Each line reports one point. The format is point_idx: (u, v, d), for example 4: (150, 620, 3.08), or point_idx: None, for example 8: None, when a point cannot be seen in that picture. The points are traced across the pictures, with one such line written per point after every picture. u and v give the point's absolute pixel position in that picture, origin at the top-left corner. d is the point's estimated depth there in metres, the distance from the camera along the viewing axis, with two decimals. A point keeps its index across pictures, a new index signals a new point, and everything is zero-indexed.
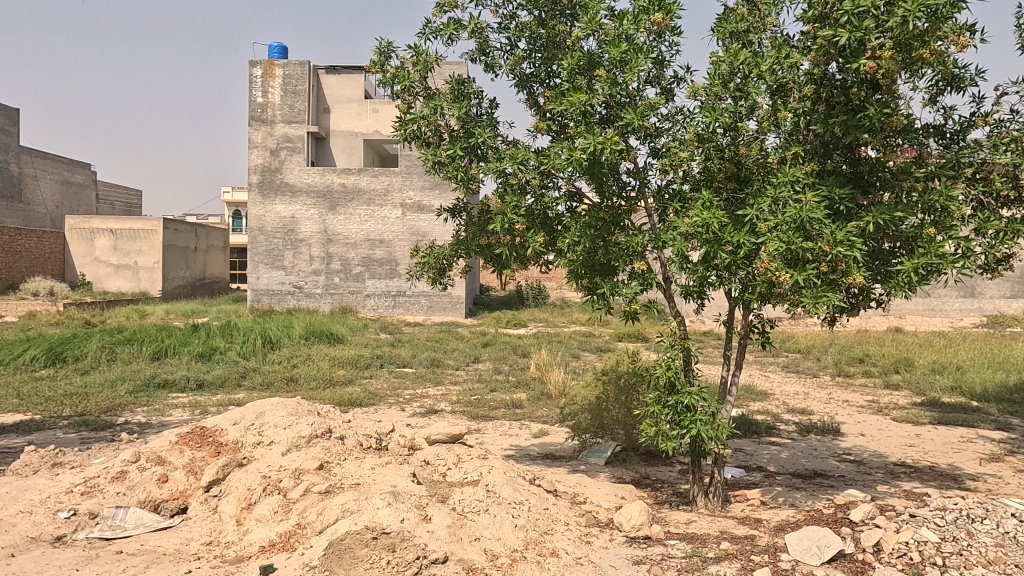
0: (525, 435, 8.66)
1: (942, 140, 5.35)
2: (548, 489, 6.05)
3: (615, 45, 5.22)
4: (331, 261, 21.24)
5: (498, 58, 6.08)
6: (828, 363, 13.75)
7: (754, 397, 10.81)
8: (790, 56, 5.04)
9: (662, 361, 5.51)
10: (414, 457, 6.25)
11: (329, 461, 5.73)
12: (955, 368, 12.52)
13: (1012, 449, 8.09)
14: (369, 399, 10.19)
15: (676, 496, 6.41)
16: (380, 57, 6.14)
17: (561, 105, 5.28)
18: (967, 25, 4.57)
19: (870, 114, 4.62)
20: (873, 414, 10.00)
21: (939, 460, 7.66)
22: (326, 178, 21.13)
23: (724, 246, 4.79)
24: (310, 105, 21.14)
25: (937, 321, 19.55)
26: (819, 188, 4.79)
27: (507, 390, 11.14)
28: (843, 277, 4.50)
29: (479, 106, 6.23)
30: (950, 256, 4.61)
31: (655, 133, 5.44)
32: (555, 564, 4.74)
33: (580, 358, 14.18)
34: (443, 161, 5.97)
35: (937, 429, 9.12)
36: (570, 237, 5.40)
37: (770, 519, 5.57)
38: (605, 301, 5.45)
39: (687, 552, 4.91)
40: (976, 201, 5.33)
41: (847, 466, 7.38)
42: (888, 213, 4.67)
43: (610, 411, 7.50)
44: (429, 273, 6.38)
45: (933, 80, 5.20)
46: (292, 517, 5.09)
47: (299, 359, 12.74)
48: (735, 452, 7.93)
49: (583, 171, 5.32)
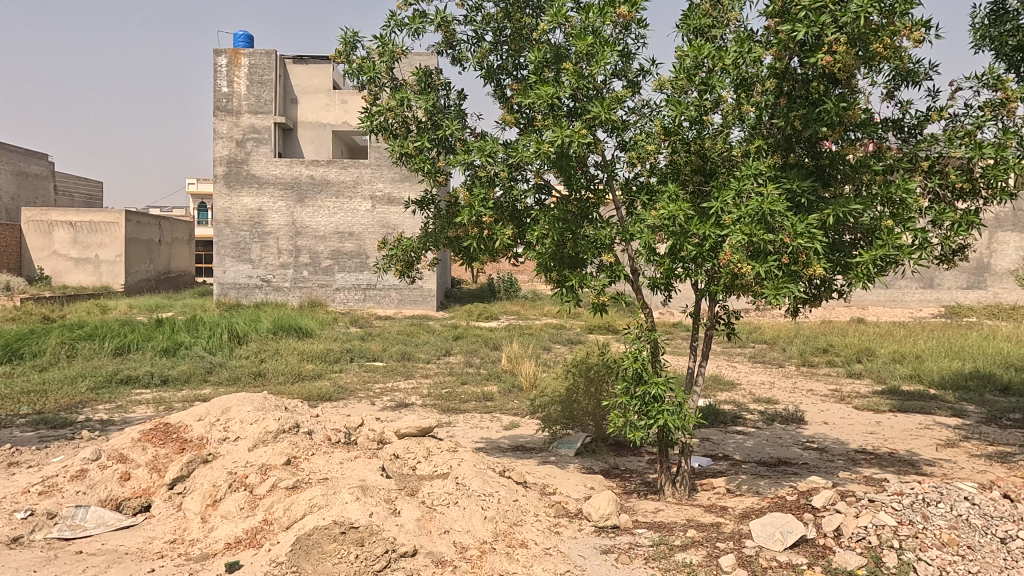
0: (496, 427, 8.69)
1: (900, 133, 5.50)
2: (518, 481, 6.10)
3: (582, 38, 5.24)
4: (299, 254, 20.96)
5: (465, 50, 6.05)
6: (794, 353, 14.04)
7: (721, 387, 11.00)
8: (753, 50, 5.10)
9: (629, 352, 5.58)
10: (384, 450, 6.26)
11: (297, 456, 5.66)
12: (914, 357, 12.89)
13: (967, 435, 8.37)
14: (339, 393, 10.13)
15: (645, 486, 6.49)
16: (346, 46, 6.07)
17: (528, 98, 5.30)
18: (922, 21, 4.64)
19: (829, 107, 4.72)
20: (836, 403, 10.26)
21: (898, 446, 7.90)
22: (293, 170, 20.81)
23: (690, 238, 4.83)
24: (277, 95, 20.78)
25: (898, 313, 20.11)
26: (781, 181, 4.90)
27: (478, 382, 11.16)
28: (804, 269, 4.61)
29: (447, 97, 6.21)
30: (907, 248, 4.74)
31: (622, 126, 5.50)
32: (524, 555, 4.77)
33: (551, 350, 14.25)
34: (411, 153, 5.93)
35: (896, 416, 9.40)
36: (538, 230, 5.42)
37: (735, 507, 5.69)
38: (574, 293, 5.48)
39: (655, 540, 4.99)
40: (933, 193, 5.43)
41: (811, 454, 7.56)
42: (847, 205, 4.80)
43: (580, 403, 7.57)
44: (397, 266, 6.37)
45: (890, 75, 5.34)
46: (259, 513, 5.03)
47: (267, 353, 12.59)
48: (702, 441, 8.05)
49: (551, 164, 5.35)
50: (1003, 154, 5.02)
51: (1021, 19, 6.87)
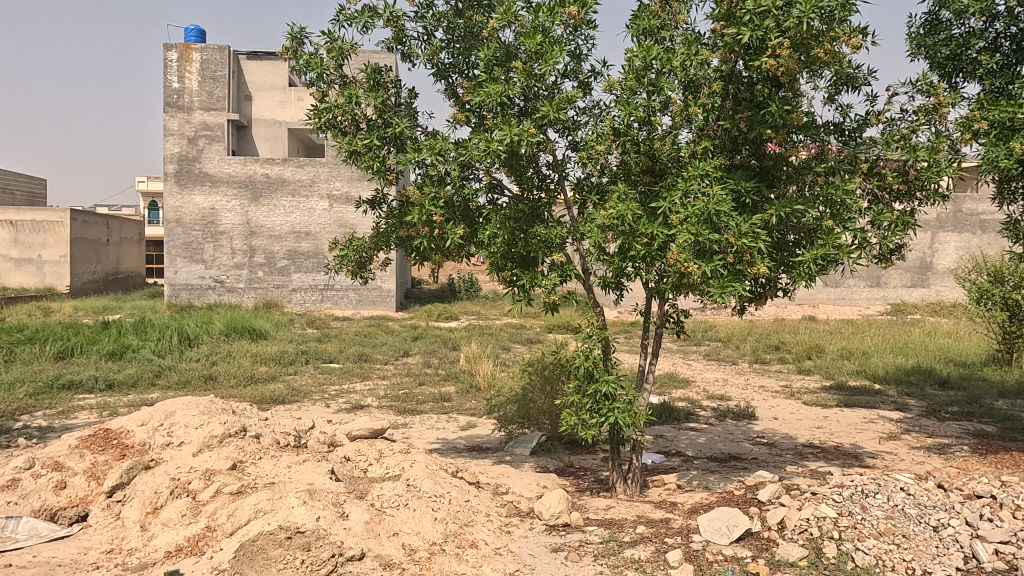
0: (452, 427, 8.64)
1: (841, 136, 5.65)
2: (471, 481, 6.07)
3: (531, 37, 5.25)
4: (254, 255, 20.51)
5: (415, 47, 5.99)
6: (747, 351, 14.34)
7: (676, 384, 11.19)
8: (700, 53, 5.14)
9: (581, 351, 5.62)
10: (335, 453, 6.18)
11: (243, 461, 5.53)
12: (861, 354, 13.30)
13: (908, 428, 8.68)
14: (293, 395, 9.96)
15: (597, 483, 6.55)
16: (293, 42, 5.96)
17: (478, 96, 5.28)
18: (860, 27, 4.77)
19: (772, 110, 4.84)
20: (787, 398, 10.52)
21: (843, 440, 8.14)
22: (247, 168, 20.36)
23: (639, 238, 4.89)
24: (230, 92, 20.29)
25: (847, 310, 20.76)
26: (727, 181, 4.98)
27: (436, 382, 11.10)
28: (747, 268, 4.70)
29: (398, 95, 6.16)
30: (846, 247, 4.89)
31: (573, 126, 5.55)
32: (474, 556, 4.74)
33: (510, 350, 14.26)
34: (360, 151, 5.84)
35: (843, 411, 9.69)
36: (489, 229, 5.42)
37: (685, 502, 5.77)
38: (526, 293, 5.47)
39: (605, 537, 5.03)
40: (872, 195, 5.56)
41: (760, 449, 7.73)
42: (789, 205, 4.91)
43: (536, 402, 7.59)
44: (348, 266, 6.30)
45: (831, 80, 5.49)
46: (202, 519, 4.89)
47: (219, 355, 12.30)
48: (656, 438, 8.16)
49: (502, 164, 5.37)
50: (936, 157, 5.21)
51: (954, 29, 7.16)
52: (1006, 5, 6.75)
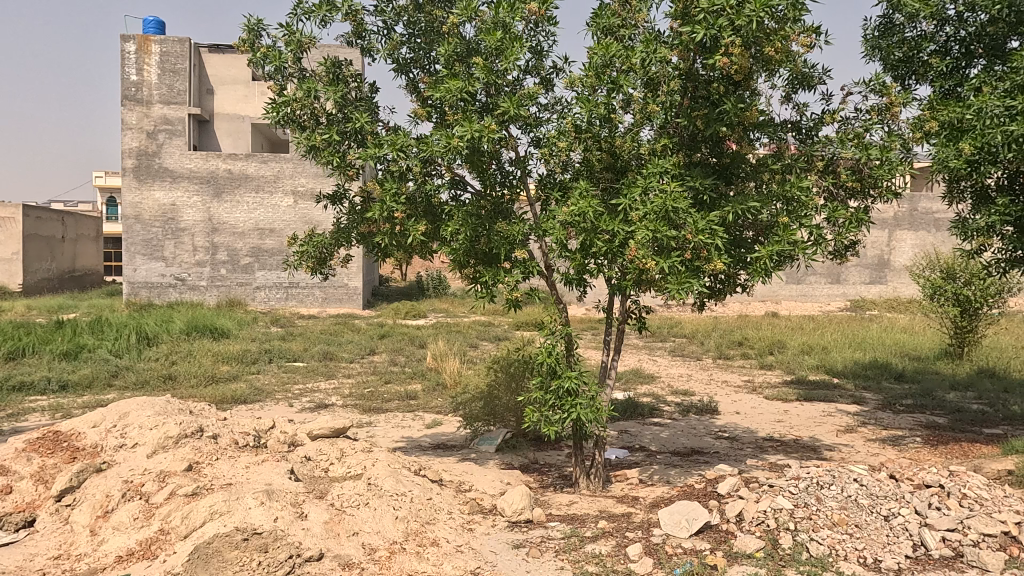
0: (418, 426, 8.58)
1: (798, 134, 5.74)
2: (434, 479, 6.02)
3: (491, 33, 5.23)
4: (216, 252, 20.09)
5: (375, 42, 5.92)
6: (711, 347, 14.55)
7: (641, 380, 11.30)
8: (659, 50, 5.15)
9: (544, 348, 5.63)
10: (295, 453, 6.08)
11: (199, 462, 5.40)
12: (821, 349, 13.59)
13: (864, 421, 8.91)
14: (255, 395, 9.79)
15: (561, 479, 6.57)
16: (250, 34, 5.84)
17: (438, 92, 5.24)
18: (813, 28, 4.86)
19: (727, 108, 4.91)
20: (749, 393, 10.71)
21: (803, 433, 8.32)
22: (209, 164, 19.91)
23: (600, 235, 4.91)
24: (191, 86, 19.84)
25: (808, 307, 21.22)
26: (686, 179, 5.03)
27: (402, 381, 11.02)
28: (705, 264, 4.74)
29: (358, 89, 6.09)
30: (801, 243, 4.96)
31: (535, 122, 5.54)
32: (435, 554, 4.72)
33: (477, 348, 14.23)
34: (319, 146, 5.75)
35: (803, 405, 9.90)
36: (451, 226, 5.38)
37: (646, 497, 5.83)
38: (488, 290, 5.45)
39: (566, 533, 5.06)
40: (827, 192, 5.66)
41: (722, 443, 7.85)
42: (746, 203, 4.98)
43: (501, 399, 7.59)
44: (308, 262, 6.20)
45: (787, 79, 5.57)
46: (154, 522, 4.77)
47: (179, 355, 12.03)
48: (620, 433, 8.23)
49: (463, 159, 5.33)
50: (888, 155, 5.32)
51: (906, 32, 7.35)
52: (955, 9, 6.96)
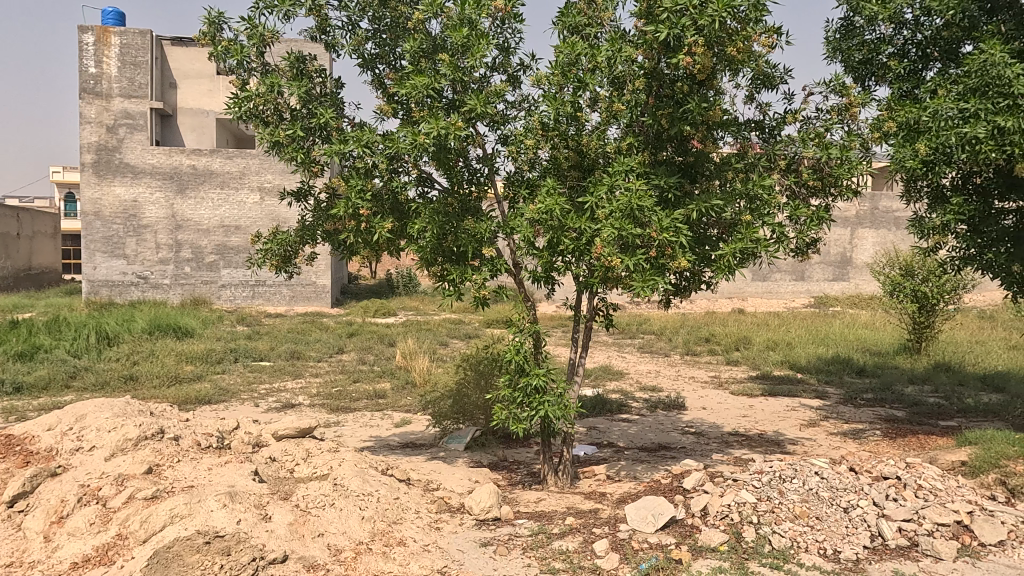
0: (387, 425, 8.51)
1: (762, 133, 5.83)
2: (401, 479, 5.98)
3: (458, 30, 5.21)
4: (180, 249, 19.66)
5: (339, 37, 5.85)
6: (679, 343, 14.72)
7: (610, 376, 11.39)
8: (624, 50, 5.19)
9: (512, 345, 5.63)
10: (260, 454, 5.98)
11: (159, 464, 5.29)
12: (785, 344, 13.85)
13: (826, 415, 9.11)
14: (220, 395, 9.62)
15: (529, 476, 6.59)
16: (211, 27, 5.72)
17: (404, 88, 5.19)
18: (774, 29, 4.95)
19: (691, 108, 4.97)
20: (715, 388, 10.87)
21: (767, 428, 8.47)
22: (172, 159, 19.45)
23: (567, 233, 4.93)
24: (153, 79, 19.37)
25: (774, 303, 21.61)
26: (651, 177, 5.08)
27: (371, 379, 10.94)
28: (670, 262, 4.80)
29: (323, 85, 6.01)
30: (764, 241, 5.05)
31: (502, 120, 5.54)
32: (401, 553, 4.69)
33: (448, 346, 14.18)
34: (283, 141, 5.66)
35: (767, 400, 10.09)
36: (418, 224, 5.34)
37: (614, 493, 5.87)
38: (455, 288, 5.42)
39: (534, 530, 5.07)
40: (789, 190, 5.76)
41: (688, 438, 7.96)
42: (710, 201, 5.05)
43: (469, 397, 7.58)
44: (272, 260, 6.10)
45: (750, 78, 5.66)
46: (112, 527, 4.64)
47: (141, 355, 11.74)
48: (589, 430, 8.27)
49: (430, 156, 5.29)
50: (847, 155, 5.43)
51: (866, 35, 7.51)
52: (913, 13, 7.13)
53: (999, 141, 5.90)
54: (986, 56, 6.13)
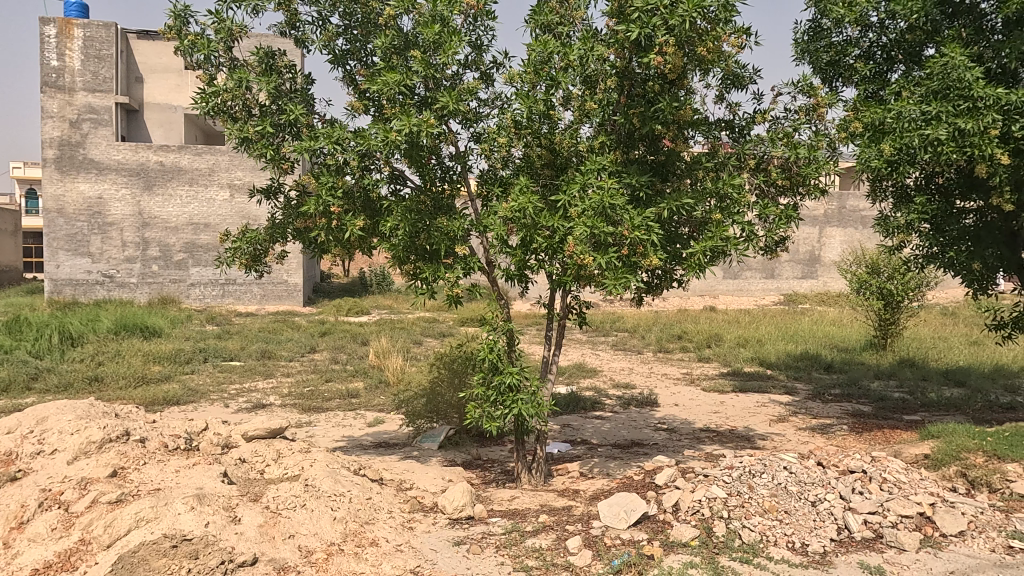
0: (359, 425, 8.44)
1: (732, 132, 5.90)
2: (374, 478, 5.93)
3: (429, 27, 5.18)
4: (147, 247, 19.25)
5: (309, 32, 5.77)
6: (652, 340, 14.85)
7: (584, 374, 11.44)
8: (596, 48, 5.21)
9: (485, 344, 5.61)
10: (229, 455, 5.89)
11: (125, 467, 5.18)
12: (756, 341, 14.06)
13: (795, 411, 9.27)
14: (189, 395, 9.44)
15: (503, 474, 6.59)
16: (176, 21, 5.60)
17: (375, 85, 5.14)
18: (743, 29, 5.01)
19: (663, 107, 5.01)
20: (687, 385, 10.99)
21: (737, 423, 8.59)
22: (138, 155, 19.01)
23: (540, 231, 4.94)
24: (118, 73, 18.92)
25: (745, 301, 21.92)
26: (623, 176, 5.11)
27: (344, 378, 10.84)
28: (642, 260, 4.83)
29: (292, 81, 5.93)
30: (733, 239, 5.11)
31: (474, 118, 5.52)
32: (374, 554, 4.65)
33: (421, 344, 14.11)
34: (252, 138, 5.56)
35: (738, 396, 10.23)
36: (390, 221, 5.29)
37: (587, 490, 5.90)
38: (428, 287, 5.38)
39: (507, 528, 5.07)
40: (758, 189, 5.83)
41: (661, 434, 8.03)
42: (681, 200, 5.09)
43: (443, 396, 7.56)
44: (241, 259, 6.00)
45: (720, 78, 5.72)
46: (75, 532, 4.52)
47: (106, 355, 11.48)
48: (563, 427, 8.31)
49: (402, 154, 5.25)
50: (815, 154, 5.51)
51: (833, 37, 7.65)
52: (878, 16, 7.28)
53: (960, 143, 6.06)
54: (946, 59, 6.30)
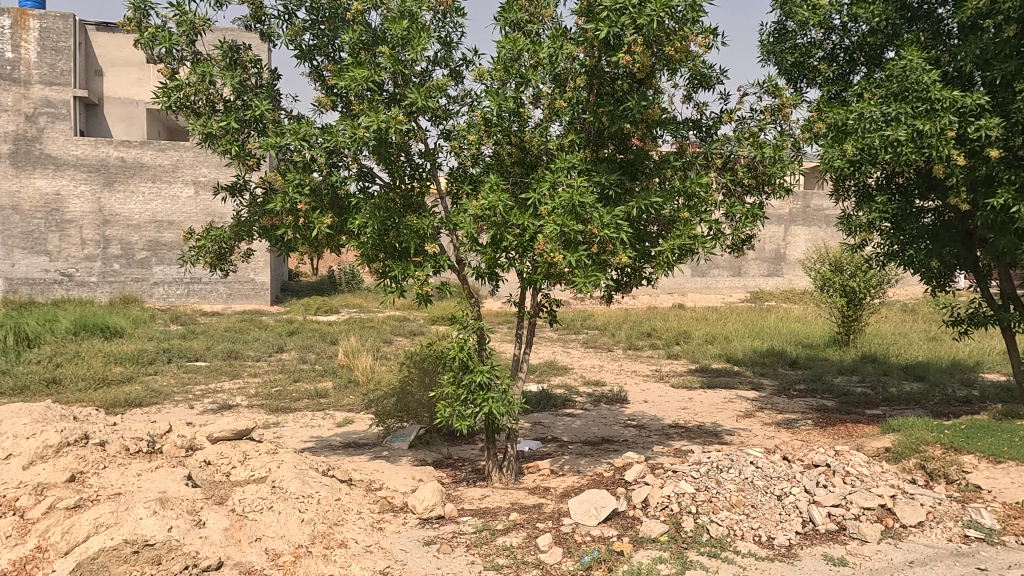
0: (328, 425, 8.34)
1: (699, 132, 5.97)
2: (343, 479, 5.87)
3: (398, 22, 5.13)
4: (108, 245, 18.75)
5: (275, 26, 5.67)
6: (622, 338, 14.97)
7: (555, 372, 11.48)
8: (565, 47, 5.23)
9: (455, 342, 5.57)
10: (193, 457, 5.76)
11: (83, 472, 5.04)
12: (723, 338, 14.26)
13: (761, 406, 9.43)
14: (152, 397, 9.22)
15: (474, 473, 6.58)
16: (137, 13, 5.46)
17: (343, 80, 5.07)
18: (710, 30, 5.07)
19: (631, 106, 5.04)
20: (657, 382, 11.11)
21: (706, 419, 8.71)
22: (98, 151, 18.48)
23: (510, 229, 4.93)
24: (76, 66, 18.39)
25: (713, 298, 22.22)
26: (592, 174, 5.13)
27: (312, 378, 10.71)
28: (611, 258, 4.85)
29: (258, 76, 5.83)
30: (701, 238, 5.18)
31: (444, 115, 5.49)
32: (342, 555, 4.59)
33: (391, 343, 14.02)
34: (216, 133, 5.44)
35: (706, 392, 10.37)
36: (359, 219, 5.22)
37: (558, 487, 5.92)
38: (398, 285, 5.33)
39: (478, 527, 5.06)
40: (725, 188, 5.91)
41: (631, 431, 8.10)
42: (649, 198, 5.13)
43: (414, 395, 7.51)
44: (206, 257, 5.88)
45: (688, 78, 5.78)
46: (30, 539, 4.38)
47: (65, 357, 11.14)
48: (533, 425, 8.32)
49: (370, 151, 5.19)
50: (780, 154, 5.60)
51: (798, 39, 7.78)
52: (841, 19, 7.43)
53: (919, 143, 6.22)
54: (905, 62, 6.44)
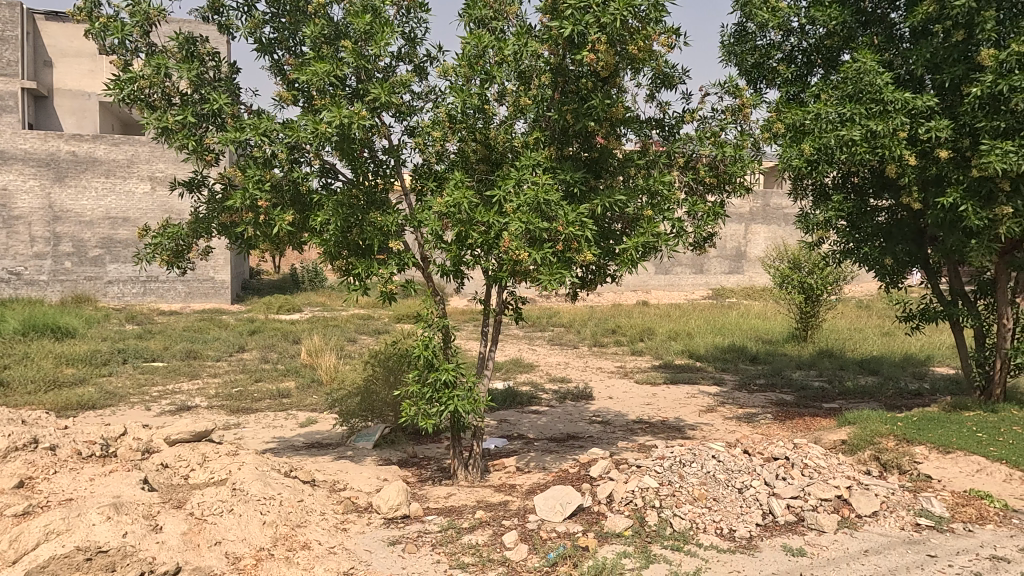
0: (291, 425, 8.20)
1: (662, 131, 6.04)
2: (306, 480, 5.78)
3: (360, 17, 5.06)
4: (59, 243, 18.11)
5: (234, 18, 5.54)
6: (587, 335, 15.06)
7: (520, 369, 11.50)
8: (529, 44, 5.23)
9: (420, 340, 5.53)
10: (150, 460, 5.60)
11: (32, 477, 4.88)
12: (686, 334, 14.48)
13: (723, 401, 9.60)
14: (106, 399, 8.93)
15: (440, 472, 6.54)
16: (87, 2, 5.27)
17: (304, 74, 4.98)
18: (672, 30, 5.13)
19: (595, 104, 5.06)
20: (621, 378, 11.21)
21: (669, 414, 8.83)
22: (48, 145, 17.78)
23: (475, 227, 4.92)
24: (23, 57, 17.72)
25: (676, 295, 22.53)
26: (557, 172, 5.15)
27: (274, 378, 10.52)
28: (576, 255, 4.87)
29: (217, 69, 5.69)
30: (664, 235, 5.24)
31: (408, 111, 5.44)
32: (305, 557, 4.52)
33: (356, 342, 13.86)
34: (172, 127, 5.28)
35: (669, 387, 10.52)
36: (321, 215, 5.14)
37: (523, 484, 5.93)
38: (361, 282, 5.27)
39: (443, 526, 5.04)
40: (687, 187, 5.99)
41: (596, 427, 8.17)
42: (613, 196, 5.17)
43: (378, 394, 7.44)
44: (163, 255, 5.72)
45: (651, 77, 5.84)
46: None
47: (12, 358, 10.70)
48: (499, 422, 8.32)
49: (333, 147, 5.11)
50: (740, 153, 5.70)
51: (758, 40, 7.92)
52: (799, 21, 7.60)
53: (873, 144, 6.41)
54: (859, 64, 6.60)
